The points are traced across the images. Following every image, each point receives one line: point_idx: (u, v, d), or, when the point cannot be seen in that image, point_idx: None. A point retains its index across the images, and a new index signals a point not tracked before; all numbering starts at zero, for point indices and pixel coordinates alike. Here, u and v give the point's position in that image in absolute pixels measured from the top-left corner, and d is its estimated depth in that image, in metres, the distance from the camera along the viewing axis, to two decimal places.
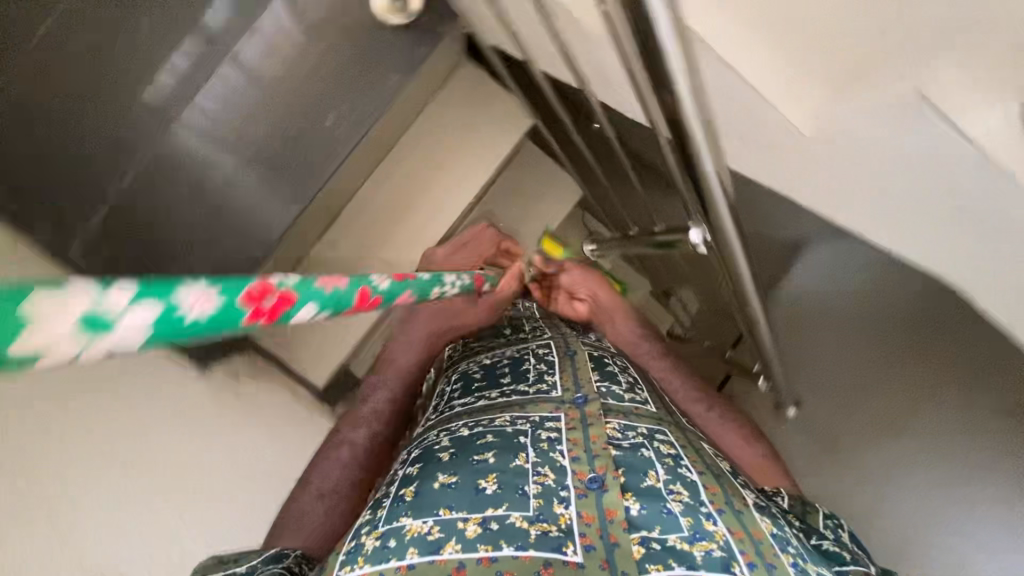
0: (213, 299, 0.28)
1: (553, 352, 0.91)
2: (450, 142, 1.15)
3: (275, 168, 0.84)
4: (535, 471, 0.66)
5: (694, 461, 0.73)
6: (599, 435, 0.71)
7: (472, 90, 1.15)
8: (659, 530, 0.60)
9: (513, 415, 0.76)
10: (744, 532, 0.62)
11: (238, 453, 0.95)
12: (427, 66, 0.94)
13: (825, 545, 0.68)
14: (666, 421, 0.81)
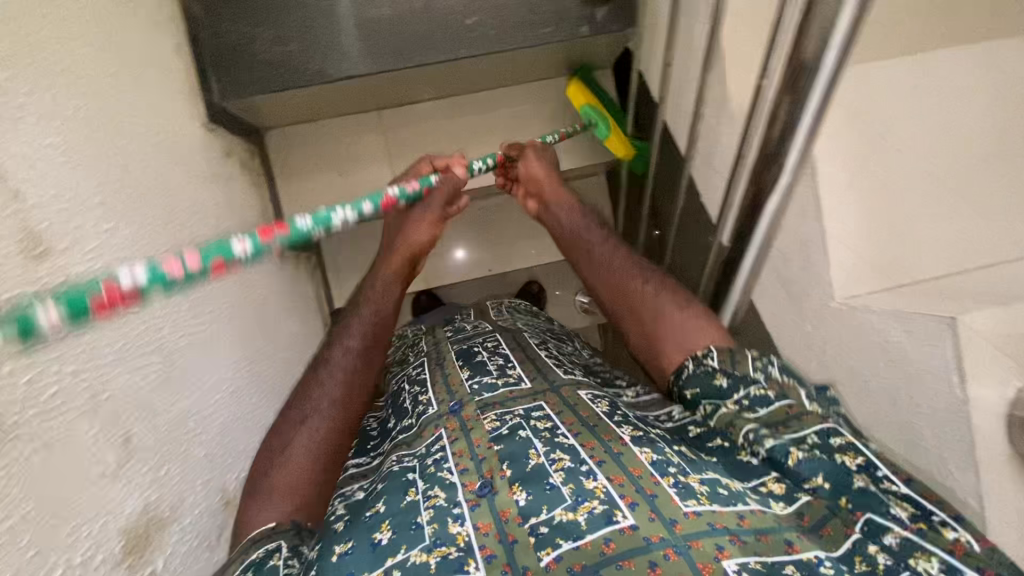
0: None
1: (427, 368, 0.82)
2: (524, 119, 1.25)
3: (393, 20, 0.99)
4: (426, 498, 0.55)
5: (573, 425, 0.61)
6: (482, 436, 0.60)
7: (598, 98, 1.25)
8: (545, 511, 0.50)
9: (400, 454, 0.66)
10: (622, 474, 0.53)
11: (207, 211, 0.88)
12: (547, 54, 1.09)
13: (733, 400, 0.56)
14: (544, 393, 0.68)
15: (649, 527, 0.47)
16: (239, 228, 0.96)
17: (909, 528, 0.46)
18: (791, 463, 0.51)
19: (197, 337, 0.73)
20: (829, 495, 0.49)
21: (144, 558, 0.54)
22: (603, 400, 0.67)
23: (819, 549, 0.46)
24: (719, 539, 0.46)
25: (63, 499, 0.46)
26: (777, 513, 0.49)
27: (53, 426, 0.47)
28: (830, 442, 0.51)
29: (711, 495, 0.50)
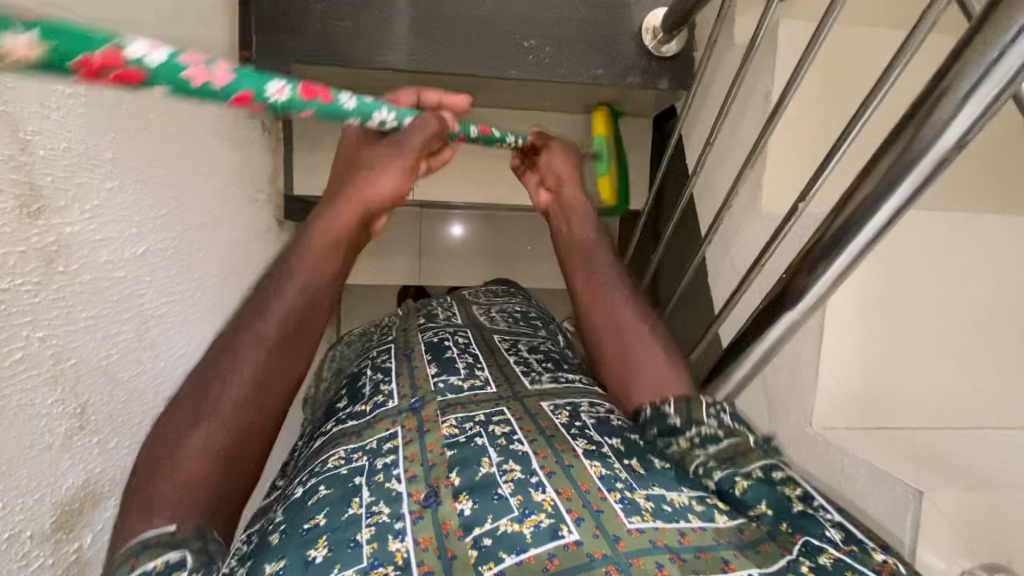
0: (141, 71, 0.31)
1: (393, 359, 0.84)
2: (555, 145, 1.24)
3: (453, 23, 0.97)
4: (368, 512, 0.52)
5: (530, 433, 0.63)
6: (436, 441, 0.62)
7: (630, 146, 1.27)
8: (489, 520, 0.50)
9: (352, 450, 0.63)
10: (570, 488, 0.53)
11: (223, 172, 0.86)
12: (595, 91, 1.08)
13: (688, 436, 0.57)
14: (507, 400, 0.71)
15: (593, 543, 0.47)
16: (244, 192, 0.94)
17: (842, 550, 0.48)
18: (736, 491, 0.52)
19: (175, 304, 0.71)
20: (771, 519, 0.51)
21: (72, 535, 0.52)
22: (564, 410, 0.69)
23: (755, 567, 0.46)
24: (659, 557, 0.46)
25: (4, 469, 0.44)
26: (716, 531, 0.49)
27: (12, 391, 0.45)
28: (772, 475, 0.53)
29: (656, 512, 0.51)
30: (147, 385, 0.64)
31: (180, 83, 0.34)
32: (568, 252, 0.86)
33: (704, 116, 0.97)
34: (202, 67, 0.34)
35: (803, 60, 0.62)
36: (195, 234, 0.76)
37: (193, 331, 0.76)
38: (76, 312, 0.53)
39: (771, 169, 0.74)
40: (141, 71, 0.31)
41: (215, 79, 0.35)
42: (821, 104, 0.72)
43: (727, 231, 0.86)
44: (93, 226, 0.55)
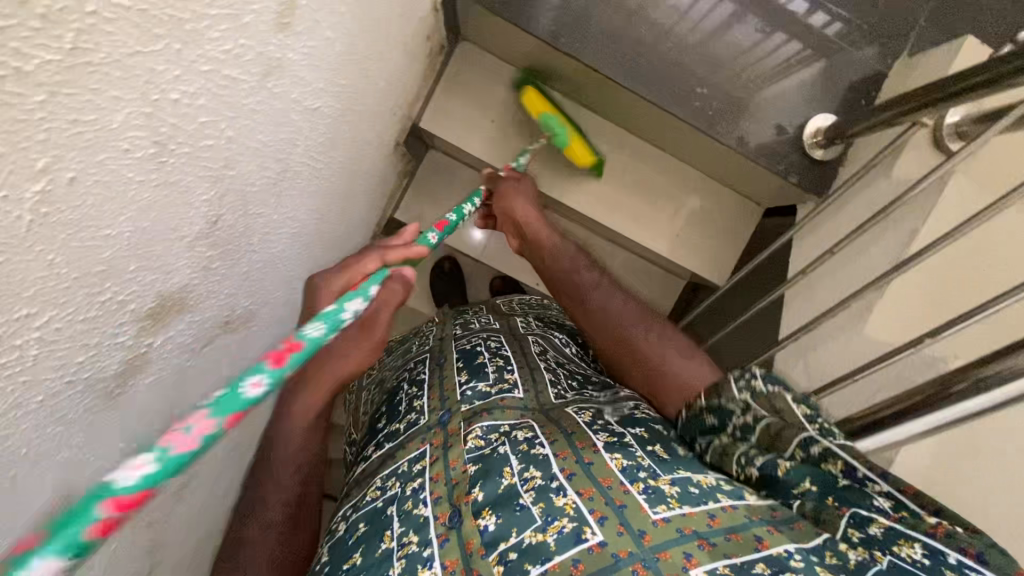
0: (143, 488, 0.34)
1: (427, 369, 0.80)
2: (660, 187, 1.32)
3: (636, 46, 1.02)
4: (400, 545, 0.54)
5: (552, 434, 0.61)
6: (459, 456, 0.60)
7: (730, 215, 1.33)
8: (514, 534, 0.50)
9: (386, 475, 0.64)
10: (592, 486, 0.53)
11: (389, 77, 0.88)
12: (723, 155, 1.15)
13: (728, 431, 0.62)
14: (533, 414, 0.67)
15: (617, 542, 0.48)
16: (392, 104, 0.96)
17: (893, 518, 0.49)
18: (780, 473, 0.56)
19: (309, 168, 0.72)
20: (817, 496, 0.53)
21: (154, 330, 0.52)
22: (588, 412, 0.67)
23: (790, 542, 0.49)
24: (688, 546, 0.47)
25: (146, 237, 0.44)
26: (748, 509, 0.52)
27: (190, 169, 0.45)
28: (811, 449, 0.55)
29: (682, 497, 0.52)
30: (258, 228, 0.65)
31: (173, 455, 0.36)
32: (552, 281, 0.95)
33: (830, 228, 1.00)
34: (180, 435, 0.36)
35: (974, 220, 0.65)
36: (350, 115, 0.78)
37: (304, 202, 0.77)
38: (256, 131, 0.53)
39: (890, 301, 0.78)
40: (145, 487, 0.34)
41: (201, 435, 0.37)
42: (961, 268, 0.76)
43: (816, 339, 0.88)
44: (304, 65, 0.56)
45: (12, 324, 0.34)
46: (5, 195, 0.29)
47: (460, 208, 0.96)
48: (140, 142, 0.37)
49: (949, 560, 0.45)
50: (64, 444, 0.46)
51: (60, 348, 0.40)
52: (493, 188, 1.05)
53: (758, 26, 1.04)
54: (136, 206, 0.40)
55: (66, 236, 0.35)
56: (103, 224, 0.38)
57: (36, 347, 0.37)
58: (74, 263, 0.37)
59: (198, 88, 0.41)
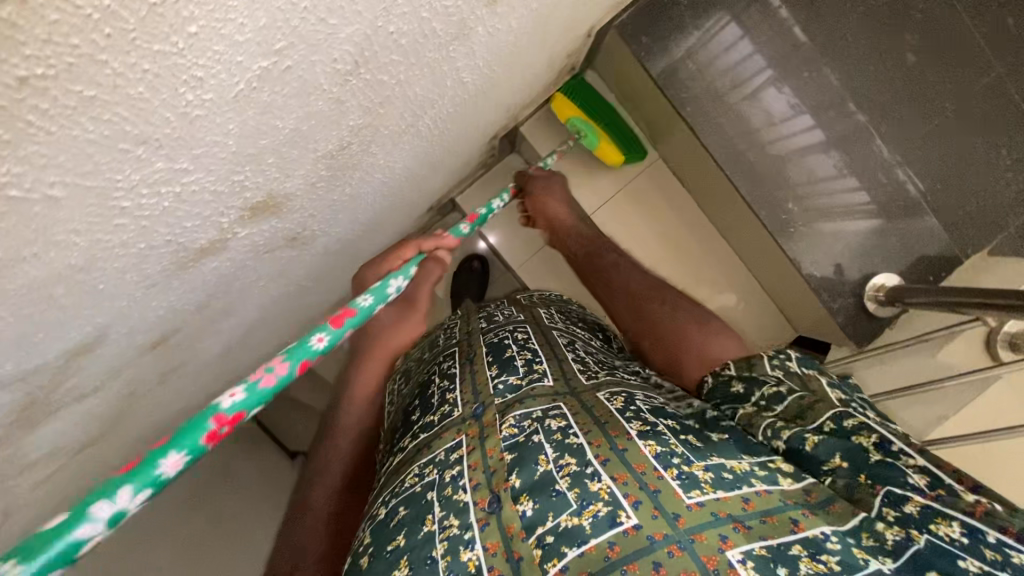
0: (239, 409, 0.42)
1: (457, 364, 0.77)
2: (710, 271, 1.35)
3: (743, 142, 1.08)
4: (440, 528, 0.53)
5: (585, 423, 0.60)
6: (496, 445, 0.59)
7: (762, 328, 1.35)
8: (550, 518, 0.50)
9: (422, 462, 0.63)
10: (626, 472, 0.52)
11: (523, 80, 0.91)
12: (778, 264, 1.18)
13: (754, 400, 0.64)
14: (564, 395, 0.66)
15: (653, 525, 0.47)
16: (513, 101, 0.99)
17: (930, 496, 0.48)
18: (808, 447, 0.55)
19: (430, 131, 0.73)
20: (849, 472, 0.52)
21: (247, 222, 0.52)
22: (620, 397, 0.66)
23: (825, 526, 0.48)
24: (723, 529, 0.47)
25: (294, 140, 0.44)
26: (783, 492, 0.51)
27: (361, 93, 0.46)
28: (842, 424, 0.56)
29: (716, 483, 0.51)
30: (367, 166, 0.67)
31: (262, 395, 0.45)
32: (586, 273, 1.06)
33: (869, 378, 1.01)
34: (264, 372, 0.45)
35: (997, 433, 0.68)
36: (482, 99, 0.79)
37: (408, 158, 0.78)
38: (416, 84, 0.54)
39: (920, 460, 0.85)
40: (240, 410, 0.42)
41: (279, 374, 0.47)
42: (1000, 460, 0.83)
43: None
44: (482, 41, 0.58)
45: (170, 173, 0.34)
46: (240, 61, 0.30)
47: (489, 204, 1.00)
48: (347, 54, 0.38)
49: (988, 538, 0.44)
50: (129, 292, 0.46)
51: (182, 209, 0.40)
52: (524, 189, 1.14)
53: (837, 162, 1.07)
54: (307, 110, 0.41)
55: (251, 114, 0.35)
56: (278, 115, 0.38)
57: (170, 200, 0.37)
58: (239, 139, 0.37)
59: (410, 27, 0.42)
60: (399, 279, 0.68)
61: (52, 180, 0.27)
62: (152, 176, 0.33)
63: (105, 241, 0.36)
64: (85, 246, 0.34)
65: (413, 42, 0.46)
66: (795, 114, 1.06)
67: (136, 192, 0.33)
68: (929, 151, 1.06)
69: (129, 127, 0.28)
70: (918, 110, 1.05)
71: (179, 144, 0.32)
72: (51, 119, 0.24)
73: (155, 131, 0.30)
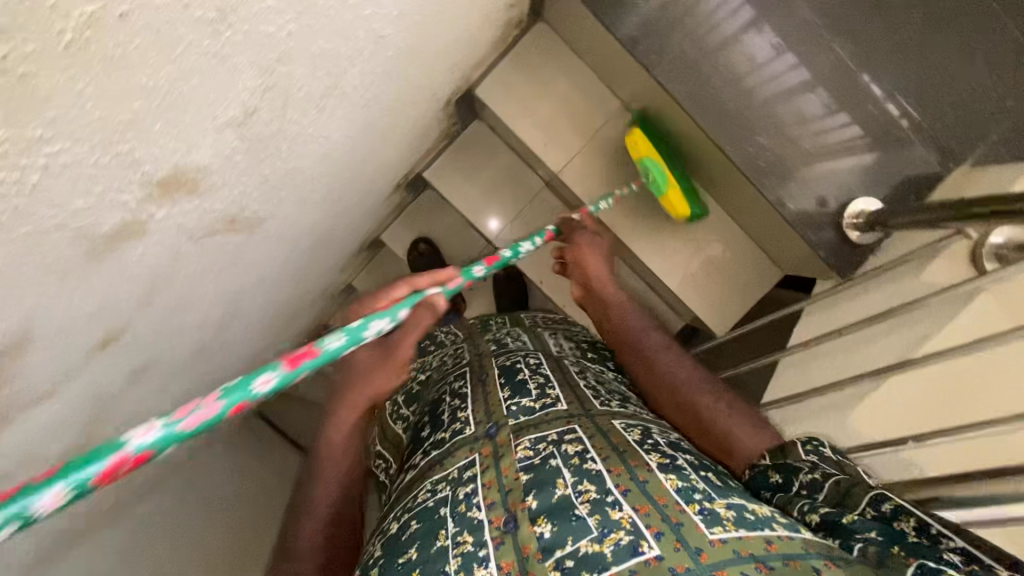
0: (148, 449, 0.36)
1: (469, 384, 0.84)
2: (690, 223, 1.31)
3: (707, 79, 1.03)
4: (453, 543, 0.58)
5: (603, 449, 0.65)
6: (511, 466, 0.65)
7: (747, 272, 1.32)
8: (569, 542, 0.54)
9: (437, 483, 0.68)
10: (648, 503, 0.56)
11: (462, 35, 0.87)
12: (754, 202, 1.15)
13: (795, 488, 0.65)
14: (579, 418, 0.71)
15: (674, 558, 0.50)
16: (457, 60, 0.95)
17: (963, 569, 0.48)
18: (844, 521, 0.56)
19: (359, 94, 0.70)
20: (882, 543, 0.53)
21: (159, 201, 0.50)
22: (637, 429, 0.71)
23: None
24: (745, 567, 0.49)
25: (180, 103, 0.42)
26: (804, 542, 0.52)
27: (245, 46, 0.43)
28: (883, 508, 0.57)
29: (737, 521, 0.54)
30: (292, 137, 0.64)
31: (182, 434, 0.38)
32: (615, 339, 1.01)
33: (848, 306, 0.99)
34: (189, 412, 0.38)
35: (982, 343, 0.65)
36: (414, 56, 0.76)
37: (344, 127, 0.75)
38: (317, 38, 0.51)
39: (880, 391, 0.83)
40: (148, 449, 0.36)
41: (207, 411, 0.39)
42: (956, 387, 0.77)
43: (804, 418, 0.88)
44: None
45: (21, 143, 0.32)
46: (53, 5, 0.28)
47: (516, 246, 0.95)
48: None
49: None
50: (36, 284, 0.44)
51: (61, 184, 0.38)
52: (568, 232, 1.09)
53: (825, 100, 1.03)
54: (178, 66, 0.39)
55: (100, 71, 0.33)
56: (141, 72, 0.36)
57: (38, 176, 0.35)
58: (102, 103, 0.35)
59: None
60: (380, 322, 0.58)
61: None
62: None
63: None
64: None
65: None
66: (778, 56, 1.01)
67: None
68: (902, 65, 1.00)
69: None
70: (887, 21, 0.99)
71: (23, 109, 0.30)
72: None
73: None
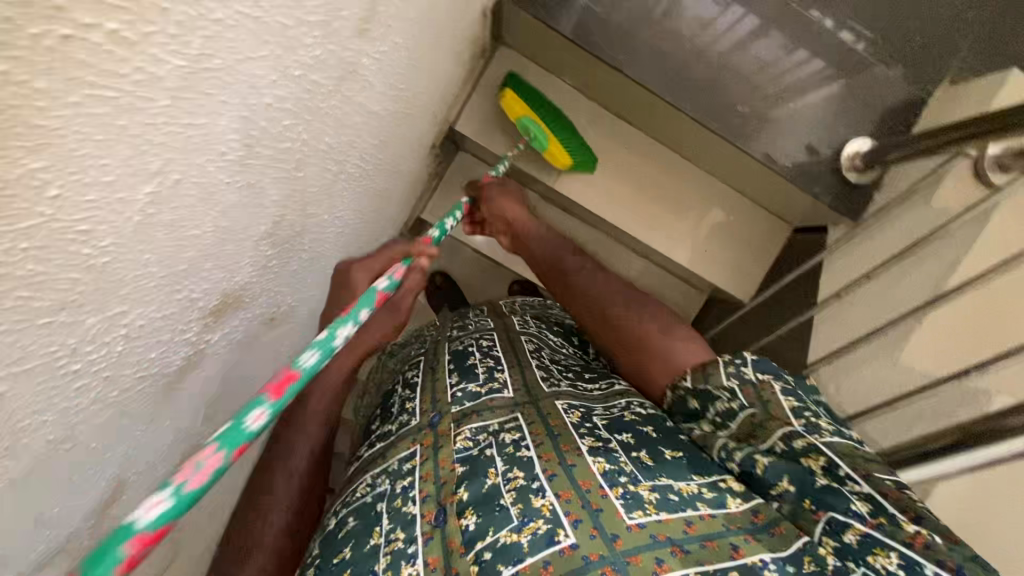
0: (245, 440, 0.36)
1: (420, 372, 0.76)
2: (691, 199, 1.33)
3: (673, 64, 1.06)
4: (387, 541, 0.52)
5: (538, 436, 0.59)
6: (449, 457, 0.57)
7: (758, 233, 1.33)
8: (490, 533, 0.49)
9: (376, 475, 0.60)
10: (571, 490, 0.52)
11: (438, 83, 0.89)
12: (749, 167, 1.16)
13: (710, 416, 0.64)
14: (524, 406, 0.64)
15: (589, 544, 0.48)
16: (436, 106, 0.97)
17: (869, 525, 0.49)
18: (758, 470, 0.56)
19: (361, 169, 0.72)
20: (795, 496, 0.53)
21: (215, 325, 0.52)
22: (577, 411, 0.64)
23: (768, 553, 0.49)
24: (660, 553, 0.48)
25: (222, 238, 0.44)
26: (727, 518, 0.52)
27: (270, 168, 0.45)
28: (793, 445, 0.55)
29: (659, 504, 0.51)
30: (312, 226, 0.66)
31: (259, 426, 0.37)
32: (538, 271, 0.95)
33: (868, 247, 1.01)
34: (259, 412, 0.37)
35: None
36: (402, 117, 0.78)
37: (353, 200, 0.77)
38: (324, 135, 0.53)
39: (916, 343, 0.81)
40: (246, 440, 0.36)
41: (275, 400, 0.39)
42: (989, 315, 0.72)
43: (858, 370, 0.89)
44: (374, 68, 0.57)
45: (107, 321, 0.34)
46: (120, 197, 0.29)
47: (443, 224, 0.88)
48: (233, 142, 0.38)
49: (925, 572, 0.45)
50: (126, 435, 0.46)
51: (142, 342, 0.40)
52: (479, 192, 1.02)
53: (785, 43, 1.05)
54: (222, 207, 0.41)
55: (162, 237, 0.35)
56: (191, 224, 0.38)
57: (122, 343, 0.37)
58: (163, 263, 0.37)
59: (289, 93, 0.41)
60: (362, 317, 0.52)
61: None
62: (89, 332, 0.33)
63: (77, 405, 0.36)
64: (61, 415, 0.35)
65: (301, 101, 0.45)
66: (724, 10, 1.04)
67: (81, 352, 0.33)
68: None
69: (37, 302, 0.27)
70: None
71: (102, 293, 0.32)
72: None
73: (71, 293, 0.30)
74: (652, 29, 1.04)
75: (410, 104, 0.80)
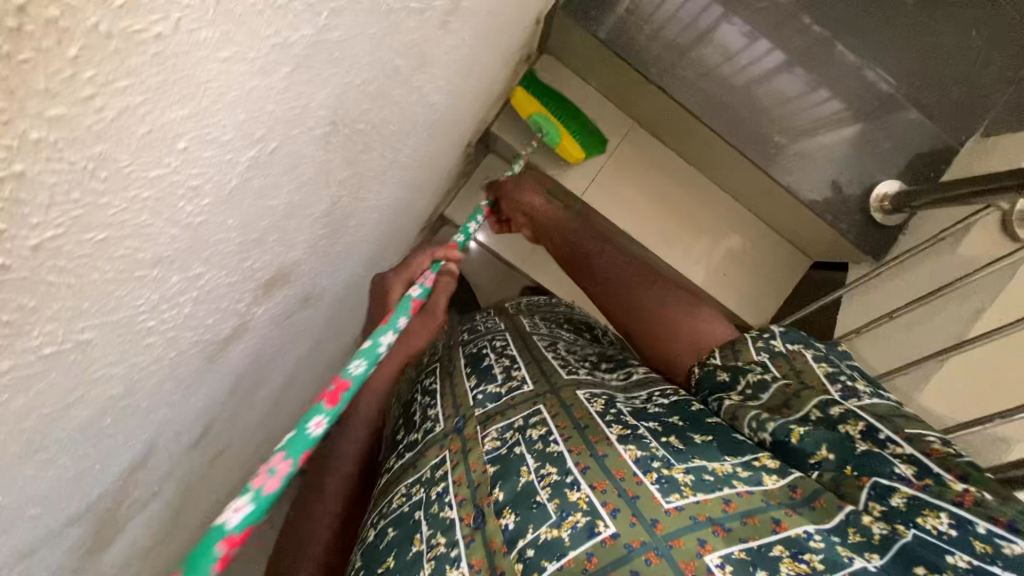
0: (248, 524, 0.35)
1: (438, 378, 0.76)
2: (713, 223, 1.34)
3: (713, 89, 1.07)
4: (429, 547, 0.51)
5: (564, 427, 0.55)
6: (479, 460, 0.56)
7: (777, 263, 1.35)
8: (531, 530, 0.47)
9: (410, 484, 0.60)
10: (605, 479, 0.48)
11: (486, 84, 0.91)
12: (776, 197, 1.18)
13: (738, 387, 0.58)
14: (546, 397, 0.61)
15: (630, 532, 0.44)
16: (480, 106, 0.98)
17: (916, 487, 0.44)
18: (793, 439, 0.50)
19: (409, 160, 0.73)
20: (835, 463, 0.47)
21: (263, 299, 0.52)
22: (600, 399, 0.60)
23: (810, 525, 0.44)
24: (702, 533, 0.43)
25: (290, 212, 0.44)
26: (766, 492, 0.46)
27: (343, 148, 0.45)
28: (829, 412, 0.51)
29: (696, 484, 0.47)
30: (359, 211, 0.66)
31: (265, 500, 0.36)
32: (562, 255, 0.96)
33: (890, 287, 1.02)
34: (265, 476, 0.36)
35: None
36: (452, 113, 0.79)
37: (395, 189, 0.78)
38: (390, 122, 0.53)
39: (934, 388, 0.82)
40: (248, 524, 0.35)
41: (282, 476, 0.37)
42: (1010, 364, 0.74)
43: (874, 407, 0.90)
44: (442, 61, 0.57)
45: (185, 282, 0.34)
46: (227, 158, 0.29)
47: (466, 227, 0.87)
48: (322, 118, 0.38)
49: (978, 530, 0.40)
50: (169, 399, 0.46)
51: (206, 307, 0.40)
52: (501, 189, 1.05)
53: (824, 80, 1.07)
54: (298, 181, 0.41)
55: (248, 203, 0.35)
56: (272, 195, 0.38)
57: (191, 305, 0.37)
58: (241, 229, 0.37)
59: (375, 75, 0.42)
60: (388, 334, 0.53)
61: (82, 326, 0.27)
62: (169, 291, 0.33)
63: (141, 362, 0.36)
64: (127, 371, 0.35)
65: (380, 86, 0.46)
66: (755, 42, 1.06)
67: (158, 310, 0.33)
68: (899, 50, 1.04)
69: (142, 253, 0.27)
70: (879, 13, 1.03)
71: (190, 253, 0.32)
72: (72, 272, 0.23)
73: (167, 249, 0.30)
74: (696, 53, 1.06)
75: (460, 101, 0.81)
